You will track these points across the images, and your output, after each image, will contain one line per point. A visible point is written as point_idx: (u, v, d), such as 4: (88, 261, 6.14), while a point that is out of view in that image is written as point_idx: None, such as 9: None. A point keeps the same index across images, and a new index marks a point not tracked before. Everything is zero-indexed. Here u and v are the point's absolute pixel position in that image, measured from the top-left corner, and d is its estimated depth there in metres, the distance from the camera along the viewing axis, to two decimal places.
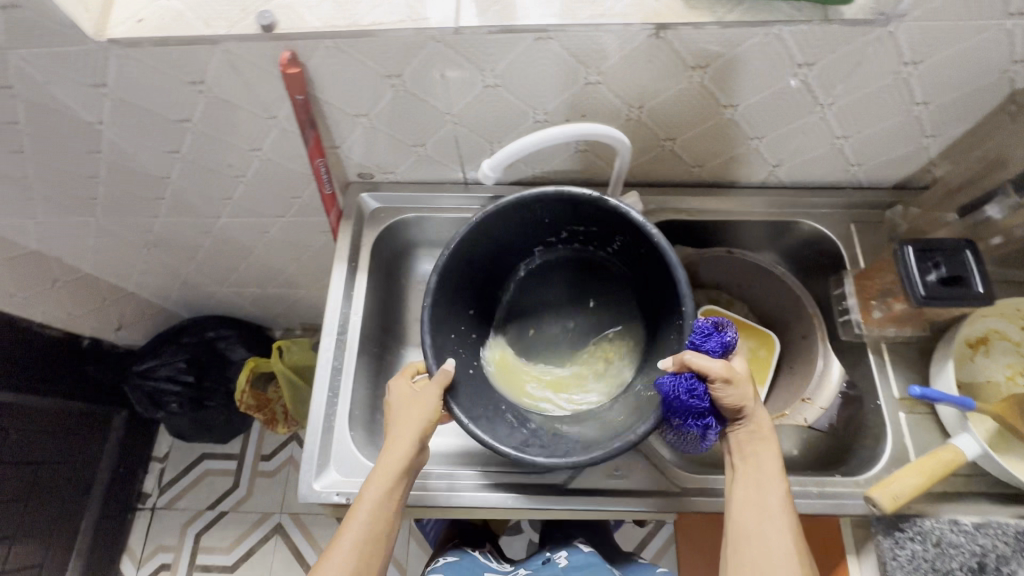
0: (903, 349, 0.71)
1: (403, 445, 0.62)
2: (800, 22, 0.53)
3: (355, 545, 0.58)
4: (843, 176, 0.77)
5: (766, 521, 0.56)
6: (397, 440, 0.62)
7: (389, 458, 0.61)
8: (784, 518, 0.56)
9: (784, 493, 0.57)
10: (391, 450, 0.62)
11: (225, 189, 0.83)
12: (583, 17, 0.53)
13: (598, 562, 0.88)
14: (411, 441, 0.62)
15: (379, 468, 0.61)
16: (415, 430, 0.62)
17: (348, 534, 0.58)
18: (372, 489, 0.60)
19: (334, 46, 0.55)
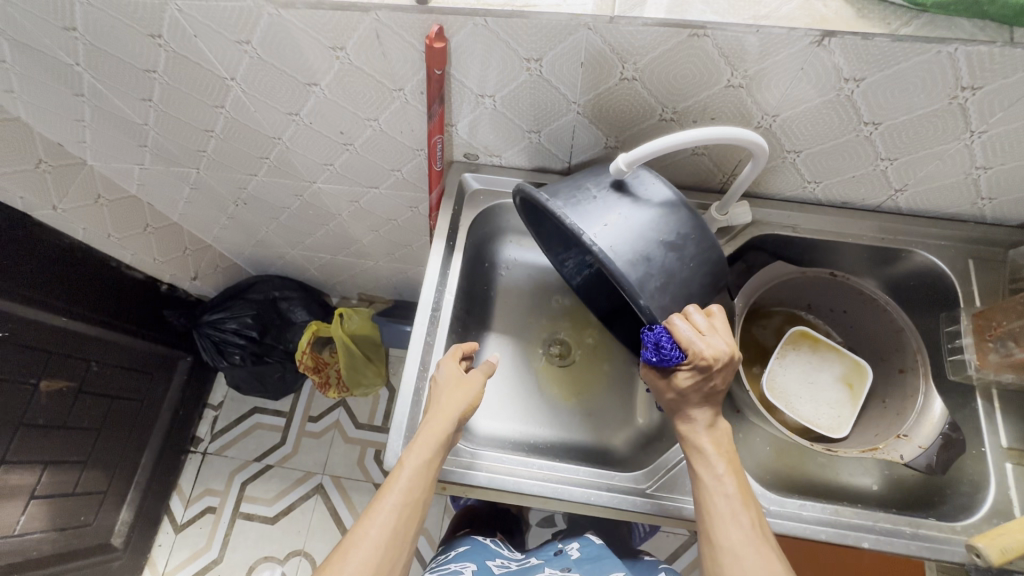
0: (1014, 397, 0.68)
1: (448, 422, 0.62)
2: (981, 43, 0.49)
3: (393, 512, 0.57)
4: (968, 210, 0.74)
5: (716, 519, 0.55)
6: (444, 417, 0.62)
7: (437, 433, 0.61)
8: (736, 512, 0.55)
9: (731, 486, 0.56)
10: (439, 425, 0.61)
11: (328, 155, 0.85)
12: (744, 17, 0.51)
13: (608, 556, 0.82)
14: (455, 421, 0.62)
15: (423, 439, 0.61)
16: (461, 410, 0.63)
17: (388, 501, 0.58)
18: (415, 459, 0.59)
19: (483, 24, 0.55)
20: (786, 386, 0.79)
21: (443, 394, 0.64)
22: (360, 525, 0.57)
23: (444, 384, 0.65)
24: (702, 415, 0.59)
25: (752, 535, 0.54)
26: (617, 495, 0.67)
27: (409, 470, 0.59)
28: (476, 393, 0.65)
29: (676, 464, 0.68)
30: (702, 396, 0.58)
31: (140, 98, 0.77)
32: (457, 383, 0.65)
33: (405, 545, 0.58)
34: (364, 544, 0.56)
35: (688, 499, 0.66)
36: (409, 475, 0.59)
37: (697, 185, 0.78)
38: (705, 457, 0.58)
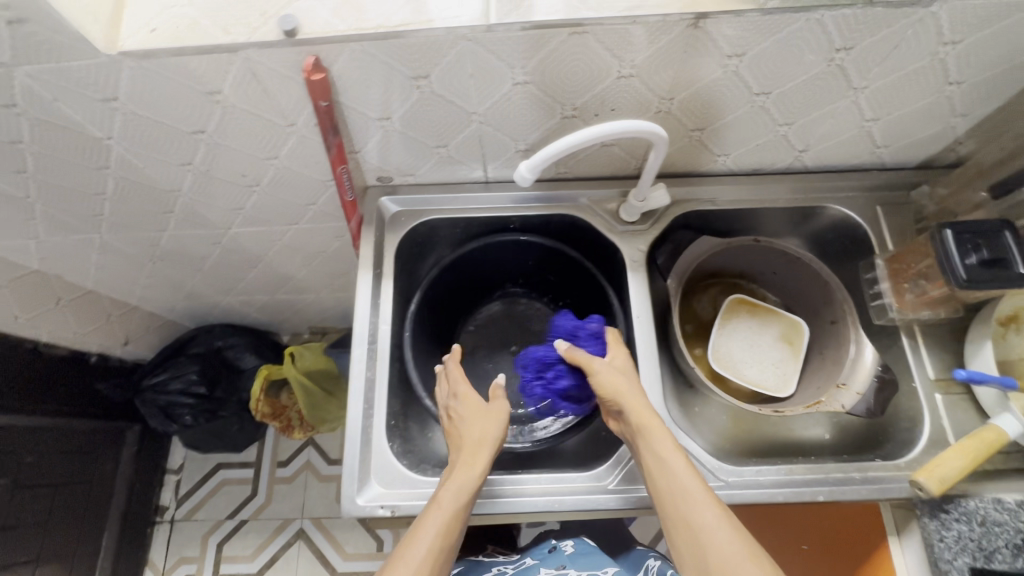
0: (936, 330, 0.72)
1: (480, 453, 0.64)
2: (843, 6, 0.51)
3: (433, 547, 0.57)
4: (868, 158, 0.77)
5: (683, 504, 0.56)
6: (474, 451, 0.64)
7: (475, 463, 0.62)
8: (701, 496, 0.56)
9: (689, 471, 0.58)
10: (471, 456, 0.63)
11: (237, 200, 0.80)
12: (619, 8, 0.51)
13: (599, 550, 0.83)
14: (488, 450, 0.64)
15: (459, 472, 0.62)
16: (488, 442, 0.65)
17: (427, 533, 0.57)
18: (452, 488, 0.60)
19: (361, 50, 0.53)
20: (731, 353, 0.81)
21: (466, 424, 0.67)
22: (395, 562, 0.56)
23: (467, 413, 0.67)
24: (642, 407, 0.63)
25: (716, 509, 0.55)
26: (582, 497, 0.66)
27: (445, 499, 0.59)
28: (502, 421, 0.67)
29: (633, 456, 0.69)
30: (633, 388, 0.64)
31: (13, 171, 0.71)
32: (480, 413, 0.67)
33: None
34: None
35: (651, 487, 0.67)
36: (448, 506, 0.59)
37: (614, 174, 0.79)
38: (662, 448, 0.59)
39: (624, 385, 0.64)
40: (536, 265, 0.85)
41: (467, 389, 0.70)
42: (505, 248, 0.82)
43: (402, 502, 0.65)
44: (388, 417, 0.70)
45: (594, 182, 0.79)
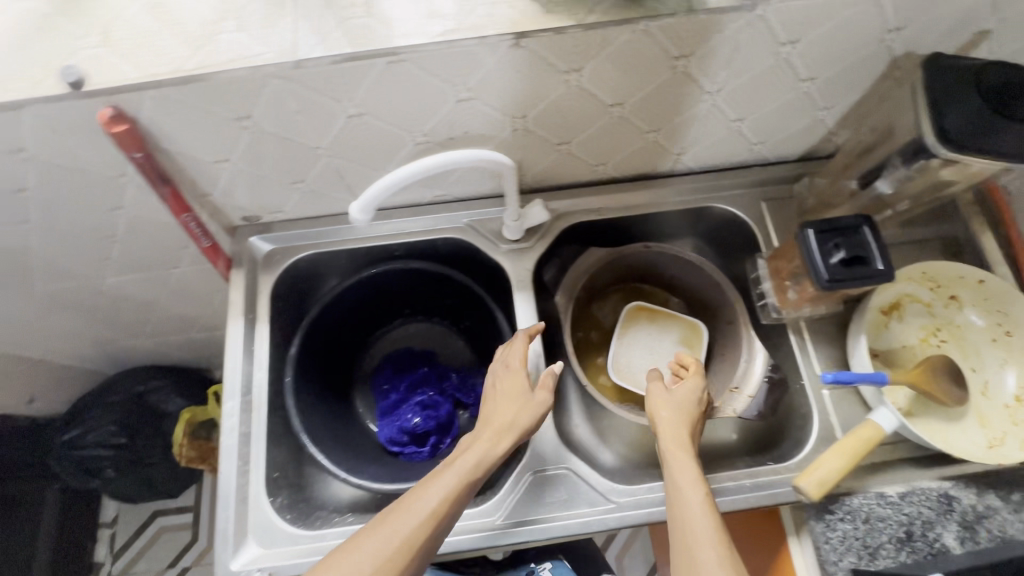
0: (821, 325, 0.71)
1: (506, 437, 0.59)
2: (665, 16, 0.49)
3: (434, 512, 0.53)
4: (748, 155, 0.76)
5: (692, 544, 0.51)
6: (501, 431, 0.60)
7: (497, 445, 0.58)
8: (714, 536, 0.51)
9: (707, 507, 0.53)
10: (495, 437, 0.59)
11: (99, 251, 0.76)
12: (434, 33, 0.48)
13: None
14: (513, 436, 0.59)
15: (479, 445, 0.58)
16: (519, 427, 0.60)
17: (434, 495, 0.54)
18: (470, 458, 0.57)
19: (162, 96, 0.49)
20: (632, 361, 0.79)
21: (501, 404, 0.62)
22: (392, 513, 0.53)
23: (504, 389, 0.63)
24: (674, 433, 0.61)
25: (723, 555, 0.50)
26: (468, 537, 0.63)
27: (464, 466, 0.56)
28: (540, 413, 0.62)
29: (523, 486, 0.65)
30: (676, 417, 0.63)
31: None
32: (521, 397, 0.62)
33: (424, 554, 0.52)
34: (387, 537, 0.51)
35: (541, 517, 0.63)
36: (458, 476, 0.55)
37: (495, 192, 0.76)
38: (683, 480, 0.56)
39: (674, 408, 0.64)
40: (429, 288, 0.81)
41: (520, 368, 0.65)
42: (393, 276, 0.79)
43: (281, 562, 0.61)
44: (268, 471, 0.66)
45: (475, 202, 0.76)
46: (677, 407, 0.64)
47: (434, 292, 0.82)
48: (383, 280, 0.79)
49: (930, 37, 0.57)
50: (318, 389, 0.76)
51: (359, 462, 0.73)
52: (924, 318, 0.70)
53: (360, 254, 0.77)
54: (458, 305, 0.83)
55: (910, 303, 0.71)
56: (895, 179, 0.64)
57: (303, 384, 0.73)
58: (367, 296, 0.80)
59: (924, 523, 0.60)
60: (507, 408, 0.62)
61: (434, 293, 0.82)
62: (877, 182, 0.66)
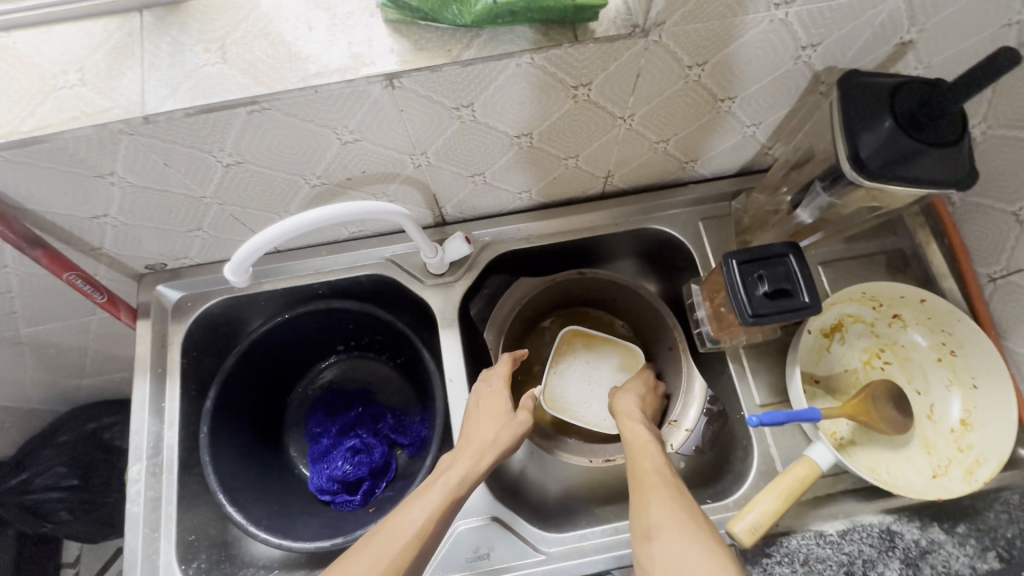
0: (761, 350, 0.68)
1: (489, 454, 0.58)
2: (548, 48, 0.45)
3: (424, 525, 0.52)
4: (682, 173, 0.73)
5: (641, 478, 0.55)
6: (485, 447, 0.58)
7: (482, 455, 0.58)
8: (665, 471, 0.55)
9: (657, 450, 0.58)
10: (479, 455, 0.58)
11: (1, 307, 0.72)
12: (295, 79, 0.44)
13: None
14: (495, 453, 0.58)
15: (464, 461, 0.57)
16: (500, 444, 0.59)
17: (420, 511, 0.53)
18: (456, 474, 0.56)
19: (2, 160, 0.45)
20: (567, 389, 0.76)
21: (480, 422, 0.61)
22: (377, 534, 0.51)
23: (487, 407, 0.61)
24: (628, 404, 0.66)
25: (669, 484, 0.53)
26: None
27: (449, 482, 0.55)
28: (521, 431, 0.61)
29: (449, 540, 0.61)
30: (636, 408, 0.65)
31: None
32: (502, 416, 0.61)
33: (414, 573, 0.50)
34: (373, 551, 0.49)
35: (467, 573, 0.60)
36: (446, 490, 0.54)
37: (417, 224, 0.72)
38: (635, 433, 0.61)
39: (631, 390, 0.68)
40: (357, 327, 0.78)
41: (500, 388, 0.64)
42: (316, 316, 0.75)
43: None
44: (181, 537, 0.63)
45: (397, 236, 0.72)
46: (634, 388, 0.68)
47: (363, 328, 0.79)
48: (306, 321, 0.75)
49: (850, 50, 0.53)
50: (241, 439, 0.72)
51: (285, 517, 0.70)
52: (867, 340, 0.68)
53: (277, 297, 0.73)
54: (389, 340, 0.79)
55: (852, 324, 0.68)
56: (815, 207, 0.60)
57: (223, 437, 0.69)
58: (291, 338, 0.77)
59: (866, 561, 0.57)
60: (485, 425, 0.60)
61: (363, 330, 0.79)
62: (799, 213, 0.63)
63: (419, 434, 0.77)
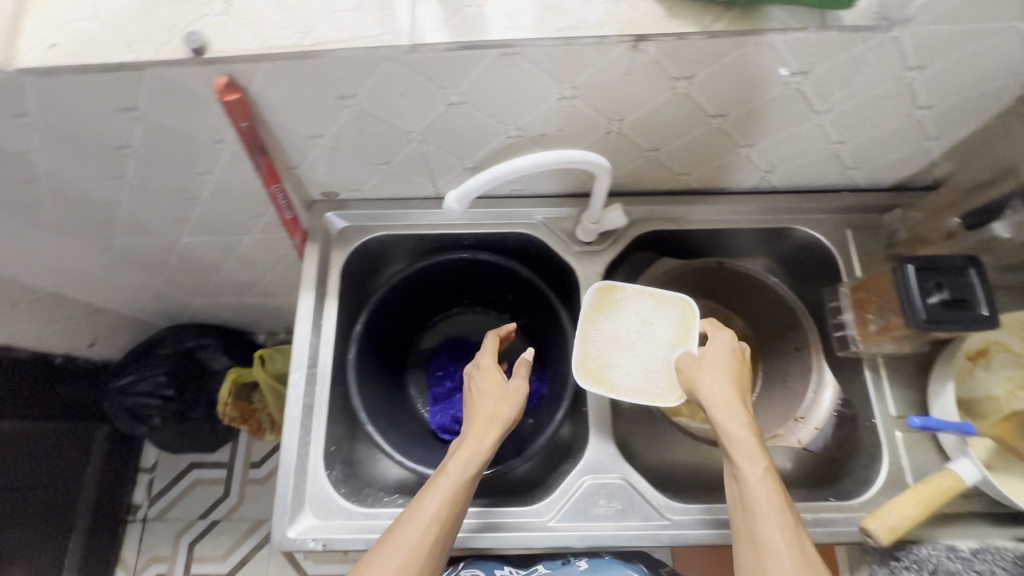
0: (899, 364, 0.68)
1: (491, 431, 0.58)
2: (794, 30, 0.47)
3: (440, 514, 0.53)
4: (839, 179, 0.73)
5: (750, 510, 0.49)
6: (486, 426, 0.59)
7: (486, 437, 0.58)
8: (772, 500, 0.49)
9: (762, 471, 0.50)
10: (481, 432, 0.58)
11: (179, 211, 0.77)
12: (552, 29, 0.47)
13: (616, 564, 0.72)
14: (500, 427, 0.59)
15: (467, 444, 0.57)
16: (504, 419, 0.60)
17: (434, 497, 0.54)
18: (460, 460, 0.56)
19: (276, 69, 0.49)
20: (601, 354, 0.63)
21: (479, 400, 0.62)
22: (399, 525, 0.52)
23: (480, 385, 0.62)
24: (717, 391, 0.55)
25: (785, 530, 0.47)
26: (518, 534, 0.63)
27: (455, 468, 0.55)
28: (519, 403, 0.61)
29: (577, 491, 0.64)
30: (727, 396, 0.54)
31: None
32: (497, 391, 0.61)
33: (440, 556, 0.52)
34: (400, 547, 0.50)
35: (593, 525, 0.63)
36: (454, 478, 0.55)
37: (572, 190, 0.75)
38: (737, 445, 0.52)
39: (712, 370, 0.57)
40: (490, 280, 0.81)
41: (491, 364, 0.64)
42: (460, 266, 0.79)
43: (336, 535, 0.63)
44: (327, 444, 0.68)
45: (551, 200, 0.76)
46: (714, 364, 0.57)
47: (496, 285, 0.82)
48: (450, 269, 0.79)
49: None
50: (376, 369, 0.77)
51: (410, 446, 0.74)
52: (1012, 369, 0.67)
53: (431, 241, 0.77)
54: (520, 302, 0.83)
55: (998, 352, 0.68)
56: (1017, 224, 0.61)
57: (365, 363, 0.74)
58: (431, 282, 0.81)
59: None
60: (482, 401, 0.61)
61: (494, 287, 0.83)
62: (993, 226, 0.63)
63: (536, 393, 0.81)
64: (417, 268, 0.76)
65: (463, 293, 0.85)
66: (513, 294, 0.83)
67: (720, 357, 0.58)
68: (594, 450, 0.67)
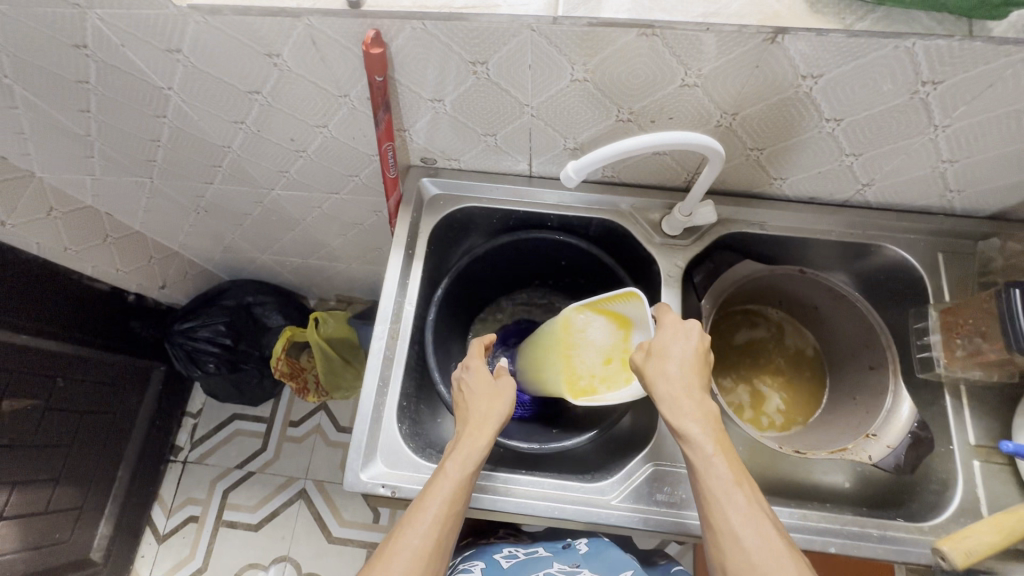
0: (982, 393, 0.67)
1: (487, 428, 0.60)
2: (939, 37, 0.47)
3: (441, 513, 0.54)
4: (937, 202, 0.72)
5: (721, 512, 0.51)
6: (482, 425, 0.60)
7: (481, 435, 0.59)
8: (731, 490, 0.51)
9: (731, 475, 0.52)
10: (477, 431, 0.60)
11: (282, 162, 0.81)
12: (694, 14, 0.49)
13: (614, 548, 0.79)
14: (494, 427, 0.60)
15: (463, 444, 0.59)
16: (497, 417, 0.61)
17: (435, 499, 0.55)
18: (458, 460, 0.57)
19: (422, 28, 0.52)
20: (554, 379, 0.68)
21: (474, 398, 0.63)
22: (403, 529, 0.53)
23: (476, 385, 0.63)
24: (673, 387, 0.55)
25: (761, 532, 0.49)
26: (581, 508, 0.64)
27: (453, 469, 0.56)
28: (512, 406, 0.62)
29: (640, 476, 0.66)
30: (684, 390, 0.55)
31: (78, 109, 0.73)
32: (490, 390, 0.63)
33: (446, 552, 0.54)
34: (406, 547, 0.52)
35: (655, 509, 0.64)
36: (452, 477, 0.56)
37: (661, 184, 0.76)
38: (694, 437, 0.54)
39: (664, 362, 0.56)
40: (567, 264, 0.83)
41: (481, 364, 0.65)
42: (539, 247, 0.81)
43: (406, 484, 0.65)
44: (401, 398, 0.70)
45: (640, 191, 0.77)
46: (666, 362, 0.56)
47: (571, 270, 0.85)
48: (532, 248, 0.81)
49: None
50: (448, 336, 0.80)
51: None
52: None
53: (517, 218, 0.80)
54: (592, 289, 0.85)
55: None
56: None
57: (441, 327, 0.77)
58: (509, 259, 0.83)
59: None
60: (478, 401, 0.62)
61: (569, 271, 0.85)
62: None
63: None
64: (501, 242, 0.78)
65: (536, 275, 0.88)
66: (586, 281, 0.85)
67: (673, 348, 0.57)
68: (661, 438, 0.68)
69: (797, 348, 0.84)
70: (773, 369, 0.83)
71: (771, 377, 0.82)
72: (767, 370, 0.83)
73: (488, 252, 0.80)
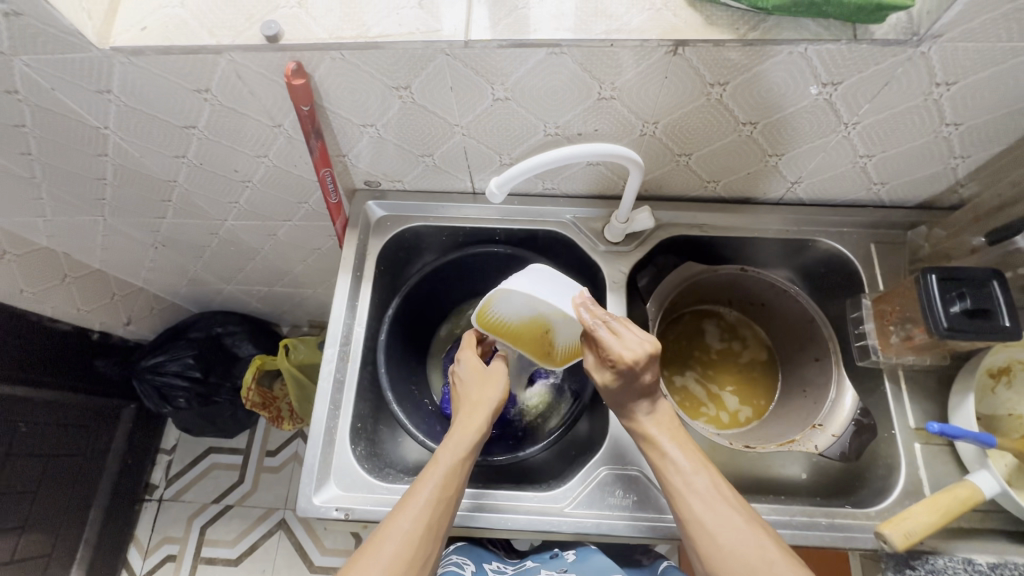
0: (919, 377, 0.69)
1: (479, 415, 0.61)
2: (827, 41, 0.50)
3: (433, 497, 0.53)
4: (865, 195, 0.75)
5: (689, 488, 0.53)
6: (474, 413, 0.61)
7: (473, 423, 0.60)
8: (698, 469, 0.53)
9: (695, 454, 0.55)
10: (471, 419, 0.60)
11: (230, 193, 0.82)
12: (597, 31, 0.51)
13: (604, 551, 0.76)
14: (487, 414, 0.61)
15: (456, 433, 0.59)
16: (489, 405, 0.62)
17: (427, 484, 0.54)
18: (451, 448, 0.57)
19: (341, 58, 0.54)
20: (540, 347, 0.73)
21: (466, 390, 0.64)
22: (392, 514, 0.52)
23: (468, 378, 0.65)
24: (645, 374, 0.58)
25: (726, 505, 0.51)
26: (535, 517, 0.65)
27: (446, 456, 0.56)
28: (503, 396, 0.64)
29: (594, 480, 0.67)
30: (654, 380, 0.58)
31: (19, 153, 0.74)
32: (482, 379, 0.64)
33: (433, 541, 0.52)
34: (395, 531, 0.51)
35: (610, 513, 0.65)
36: (446, 463, 0.56)
37: (601, 193, 0.78)
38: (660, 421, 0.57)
39: None
40: None
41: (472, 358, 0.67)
42: (489, 262, 0.82)
43: (360, 506, 0.65)
44: (354, 420, 0.70)
45: (582, 201, 0.79)
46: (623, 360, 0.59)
47: None
48: (481, 264, 0.83)
49: None
50: (403, 355, 0.80)
51: (431, 431, 0.76)
52: None
53: (464, 235, 0.81)
54: None
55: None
56: None
57: (393, 347, 0.78)
58: (461, 275, 0.85)
59: None
60: (469, 392, 0.63)
61: None
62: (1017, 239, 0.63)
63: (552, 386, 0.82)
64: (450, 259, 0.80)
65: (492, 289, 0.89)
66: None
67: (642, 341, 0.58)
68: (612, 442, 0.69)
69: (750, 345, 0.86)
70: (726, 368, 0.84)
71: (725, 375, 0.84)
72: (720, 368, 0.84)
73: (438, 270, 0.81)
